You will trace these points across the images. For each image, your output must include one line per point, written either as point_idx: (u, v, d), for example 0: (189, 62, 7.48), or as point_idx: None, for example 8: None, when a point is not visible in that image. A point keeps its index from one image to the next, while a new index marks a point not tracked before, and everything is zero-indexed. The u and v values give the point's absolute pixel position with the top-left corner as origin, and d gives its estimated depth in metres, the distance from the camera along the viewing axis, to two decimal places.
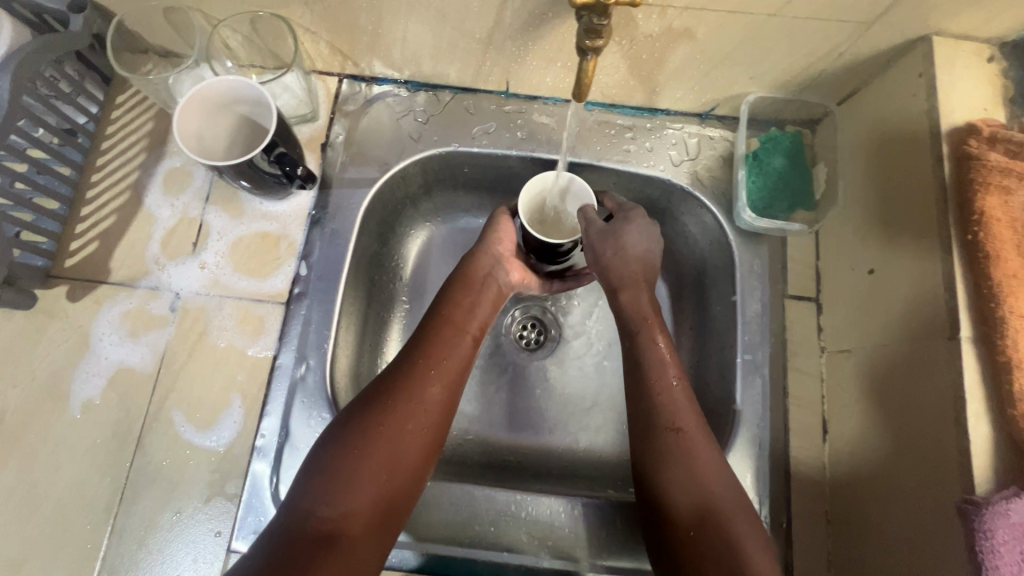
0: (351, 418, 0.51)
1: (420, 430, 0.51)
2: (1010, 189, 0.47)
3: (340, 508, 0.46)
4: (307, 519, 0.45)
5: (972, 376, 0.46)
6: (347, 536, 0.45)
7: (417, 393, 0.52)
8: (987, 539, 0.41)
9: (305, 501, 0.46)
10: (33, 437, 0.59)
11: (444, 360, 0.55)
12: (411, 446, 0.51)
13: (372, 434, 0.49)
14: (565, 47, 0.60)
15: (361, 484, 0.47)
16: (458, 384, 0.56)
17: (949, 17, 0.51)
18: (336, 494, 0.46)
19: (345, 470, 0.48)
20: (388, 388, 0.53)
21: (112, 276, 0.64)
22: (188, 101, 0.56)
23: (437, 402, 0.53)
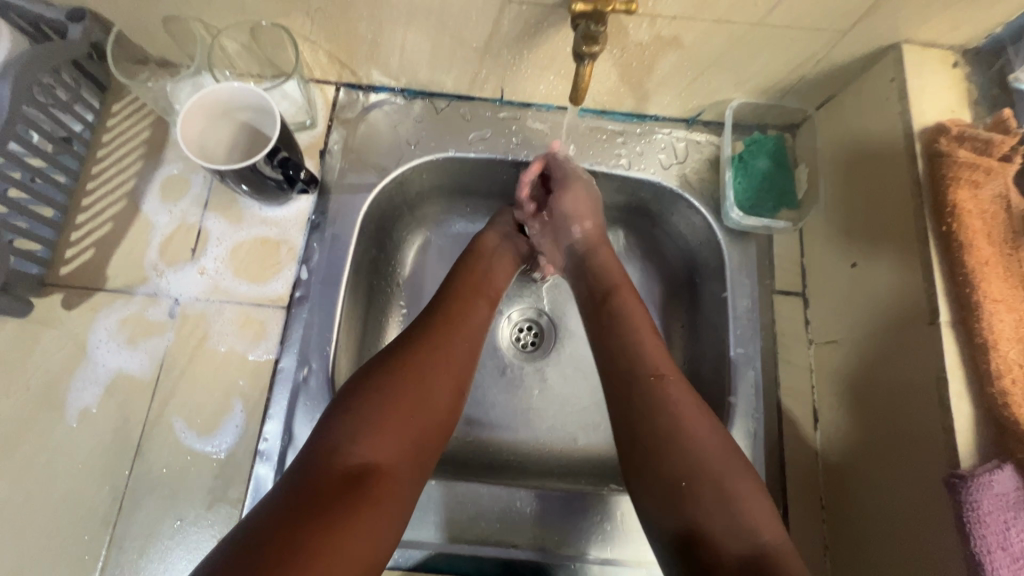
0: (374, 365, 0.52)
1: (444, 376, 0.52)
2: (979, 182, 0.51)
3: (372, 448, 0.46)
4: (341, 455, 0.45)
5: (952, 358, 0.49)
6: (379, 474, 0.45)
7: (440, 343, 0.54)
8: (974, 510, 0.43)
9: (333, 438, 0.46)
10: (27, 449, 0.58)
11: (463, 317, 0.58)
12: (439, 392, 0.51)
13: (397, 379, 0.50)
14: (559, 55, 0.62)
15: (391, 424, 0.48)
16: (475, 341, 0.58)
17: (916, 25, 0.55)
18: (369, 430, 0.47)
19: (375, 407, 0.48)
20: (410, 340, 0.54)
21: (109, 283, 0.63)
22: (192, 106, 0.57)
23: (460, 355, 0.55)
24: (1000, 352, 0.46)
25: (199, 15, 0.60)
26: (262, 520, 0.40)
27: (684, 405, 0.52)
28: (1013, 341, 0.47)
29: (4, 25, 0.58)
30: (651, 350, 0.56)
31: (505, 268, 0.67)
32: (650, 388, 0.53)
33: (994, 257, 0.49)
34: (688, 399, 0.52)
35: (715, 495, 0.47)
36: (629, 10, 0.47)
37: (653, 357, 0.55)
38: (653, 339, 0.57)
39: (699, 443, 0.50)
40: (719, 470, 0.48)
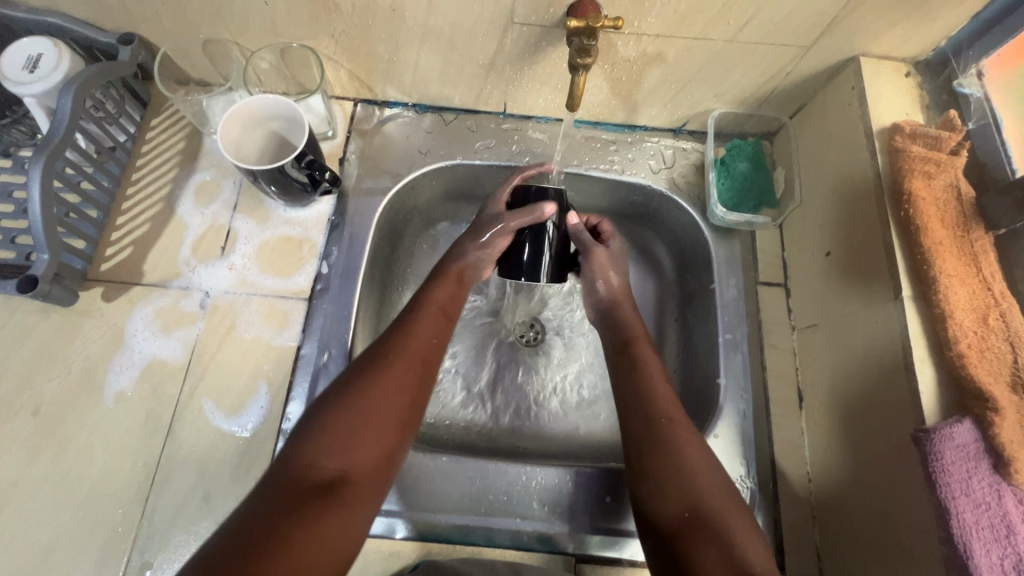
0: (339, 382, 0.55)
1: (404, 389, 0.55)
2: (931, 173, 0.57)
3: (344, 458, 0.50)
4: (311, 469, 0.48)
5: (915, 328, 0.54)
6: (349, 483, 0.49)
7: (397, 356, 0.57)
8: (938, 460, 0.47)
9: (305, 453, 0.49)
10: (67, 428, 0.62)
11: (426, 333, 0.60)
12: (399, 404, 0.54)
13: (360, 392, 0.53)
14: (556, 70, 0.70)
15: (358, 437, 0.51)
16: (435, 342, 0.60)
17: (869, 40, 0.63)
18: (334, 447, 0.50)
19: (341, 424, 0.51)
20: (373, 354, 0.57)
21: (146, 277, 0.69)
22: (232, 115, 0.64)
23: (417, 362, 0.57)
24: (955, 320, 0.51)
25: (236, 38, 0.68)
26: (230, 531, 0.44)
27: (685, 444, 0.54)
28: (967, 310, 0.52)
29: (64, 48, 0.65)
30: (656, 391, 0.59)
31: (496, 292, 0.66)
32: (651, 433, 0.56)
33: (948, 237, 0.55)
34: (691, 440, 0.55)
35: (716, 529, 0.49)
36: (617, 27, 0.54)
37: (657, 401, 0.58)
38: (663, 385, 0.60)
39: (692, 478, 0.52)
40: (722, 507, 0.50)
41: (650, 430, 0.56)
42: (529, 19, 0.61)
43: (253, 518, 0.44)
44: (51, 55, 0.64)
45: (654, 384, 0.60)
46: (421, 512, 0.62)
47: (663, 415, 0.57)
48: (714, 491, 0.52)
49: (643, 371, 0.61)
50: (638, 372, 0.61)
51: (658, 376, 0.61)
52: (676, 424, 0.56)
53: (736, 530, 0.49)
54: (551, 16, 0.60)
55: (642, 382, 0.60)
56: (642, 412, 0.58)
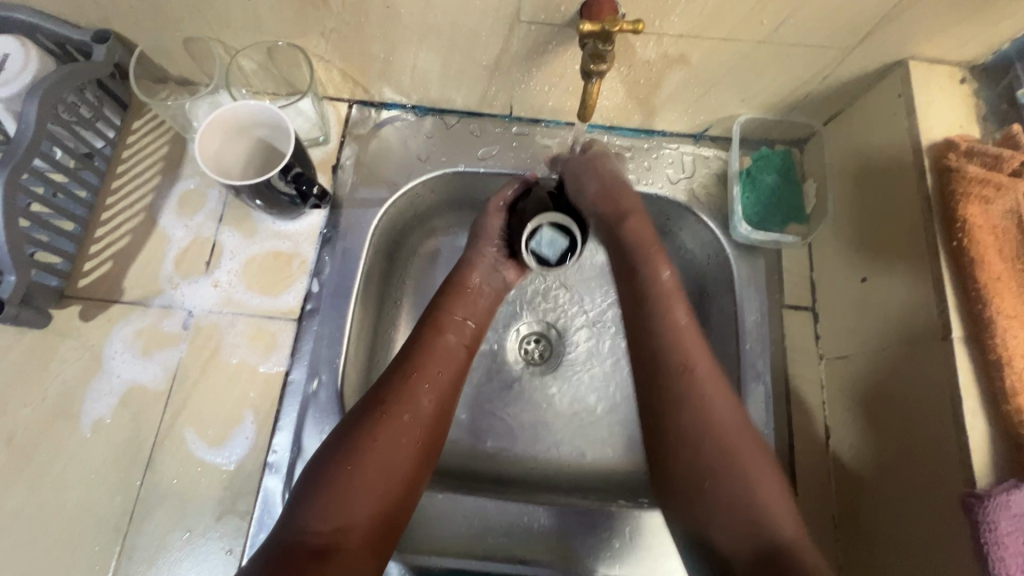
0: (344, 431, 0.51)
1: (409, 441, 0.52)
2: (988, 198, 0.51)
3: (338, 518, 0.47)
4: (307, 533, 0.46)
5: (966, 375, 0.48)
6: (346, 549, 0.46)
7: (404, 401, 0.53)
8: (991, 531, 0.43)
9: (302, 521, 0.47)
10: (43, 458, 0.59)
11: (437, 371, 0.57)
12: (401, 458, 0.51)
13: (364, 447, 0.50)
14: (568, 72, 0.63)
15: (357, 496, 0.48)
16: (447, 386, 0.56)
17: (921, 42, 0.56)
18: (332, 509, 0.47)
19: (337, 482, 0.48)
20: (375, 395, 0.54)
21: (125, 295, 0.65)
22: (210, 125, 0.59)
23: (425, 408, 0.54)
24: (1013, 368, 0.46)
25: (218, 35, 0.63)
26: None
27: (757, 481, 0.51)
28: None
29: (32, 48, 0.60)
30: (729, 430, 0.53)
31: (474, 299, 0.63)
32: (730, 482, 0.51)
33: (1006, 272, 0.49)
34: (767, 484, 0.51)
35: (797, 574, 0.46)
36: (636, 31, 0.48)
37: (727, 445, 0.52)
38: (720, 402, 0.54)
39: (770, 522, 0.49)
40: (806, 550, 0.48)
41: (724, 474, 0.52)
42: (537, 18, 0.55)
43: None
44: (17, 57, 0.59)
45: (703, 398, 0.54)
46: (415, 554, 0.58)
47: (732, 458, 0.52)
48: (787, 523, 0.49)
49: (714, 407, 0.54)
50: (699, 410, 0.54)
51: (732, 410, 0.54)
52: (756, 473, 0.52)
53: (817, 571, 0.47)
54: (562, 14, 0.54)
55: (703, 412, 0.54)
56: (716, 454, 0.52)
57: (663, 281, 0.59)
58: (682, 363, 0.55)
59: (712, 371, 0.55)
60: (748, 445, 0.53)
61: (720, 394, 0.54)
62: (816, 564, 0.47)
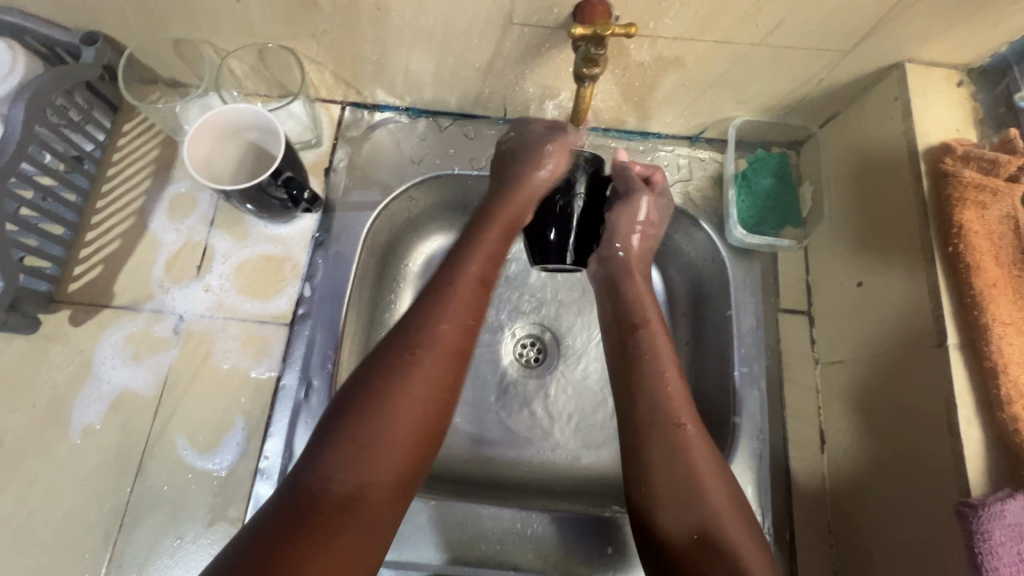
0: (364, 380, 0.48)
1: (433, 388, 0.49)
2: (985, 203, 0.50)
3: (362, 472, 0.44)
4: (328, 485, 0.43)
5: (961, 383, 0.48)
6: (369, 501, 0.44)
7: (426, 343, 0.50)
8: (985, 541, 0.42)
9: (321, 471, 0.43)
10: (33, 464, 0.58)
11: (463, 315, 0.53)
12: (427, 406, 0.48)
13: (389, 392, 0.47)
14: (562, 74, 0.63)
15: (383, 447, 0.45)
16: (470, 324, 0.53)
17: (918, 44, 0.55)
18: (354, 462, 0.44)
19: (360, 432, 0.45)
20: (394, 343, 0.50)
21: (115, 300, 0.64)
22: (198, 128, 0.58)
23: (450, 347, 0.51)
24: (1009, 376, 0.46)
25: (208, 37, 0.62)
26: (244, 543, 0.40)
27: (723, 509, 0.49)
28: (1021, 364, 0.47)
29: (19, 50, 0.59)
30: (717, 496, 0.50)
31: (489, 251, 0.58)
32: (718, 548, 0.47)
33: (1002, 278, 0.49)
34: (754, 551, 0.47)
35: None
36: (628, 35, 0.47)
37: (690, 447, 0.52)
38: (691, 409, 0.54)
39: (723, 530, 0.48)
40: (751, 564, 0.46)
41: (714, 542, 0.48)
42: (530, 20, 0.54)
43: (267, 535, 0.40)
44: (5, 60, 0.58)
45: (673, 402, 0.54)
46: (406, 561, 0.58)
47: (693, 463, 0.51)
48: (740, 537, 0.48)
49: (703, 465, 0.51)
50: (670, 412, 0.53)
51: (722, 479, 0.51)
52: (743, 540, 0.48)
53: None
54: (555, 16, 0.53)
55: (694, 471, 0.50)
56: (705, 516, 0.49)
57: (659, 346, 0.57)
58: (675, 418, 0.53)
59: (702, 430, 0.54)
60: (733, 509, 0.50)
61: (709, 451, 0.52)
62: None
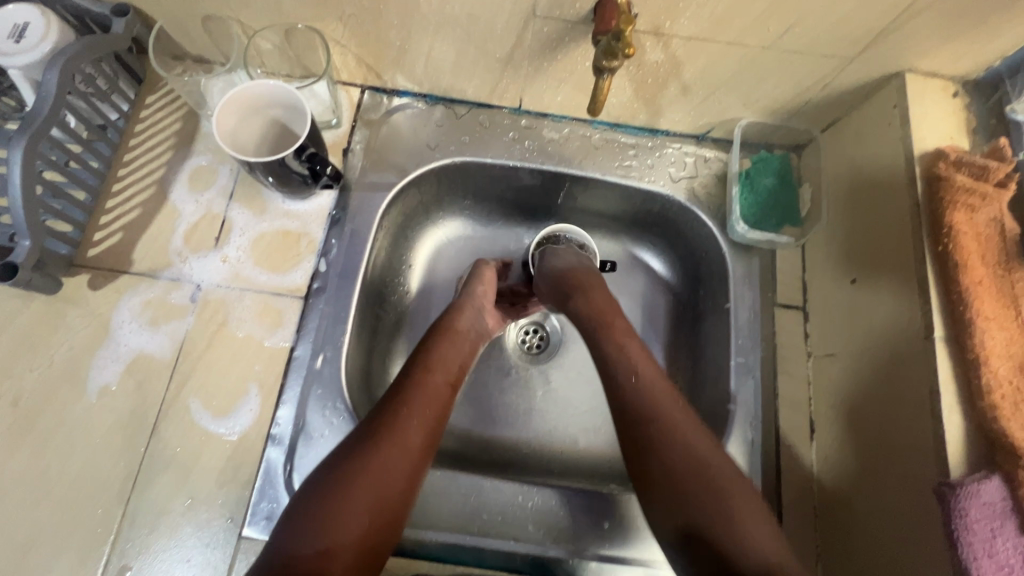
0: (336, 460, 0.50)
1: (398, 469, 0.50)
2: (975, 206, 0.54)
3: (325, 543, 0.44)
4: (292, 558, 0.43)
5: (945, 373, 0.51)
6: (331, 575, 0.43)
7: (394, 427, 0.52)
8: (961, 518, 0.45)
9: (290, 540, 0.44)
10: (49, 422, 0.60)
11: (428, 407, 0.55)
12: (392, 488, 0.49)
13: (353, 471, 0.48)
14: (578, 68, 0.65)
15: (346, 519, 0.46)
16: (438, 414, 0.56)
17: (918, 55, 0.58)
18: (316, 532, 0.45)
19: (324, 506, 0.46)
20: (367, 427, 0.52)
21: (134, 266, 0.66)
22: (227, 104, 0.59)
23: (416, 446, 0.52)
24: (990, 368, 0.49)
25: (237, 15, 0.64)
26: None
27: (702, 446, 0.51)
28: (1003, 358, 0.49)
29: (53, 18, 0.60)
30: (728, 480, 0.49)
31: (460, 362, 0.62)
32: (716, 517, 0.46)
33: (987, 276, 0.52)
34: (754, 520, 0.46)
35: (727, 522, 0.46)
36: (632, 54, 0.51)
37: (695, 460, 0.50)
38: (646, 370, 0.57)
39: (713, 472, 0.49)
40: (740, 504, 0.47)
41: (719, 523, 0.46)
42: (551, 13, 0.56)
43: None
44: (39, 26, 0.59)
45: (666, 429, 0.52)
46: (410, 529, 0.60)
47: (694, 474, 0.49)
48: (720, 468, 0.49)
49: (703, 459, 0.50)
50: (661, 434, 0.52)
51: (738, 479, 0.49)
52: (733, 499, 0.47)
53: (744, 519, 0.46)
54: (576, 11, 0.56)
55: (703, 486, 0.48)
56: (694, 470, 0.49)
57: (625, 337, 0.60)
58: (650, 409, 0.53)
59: (674, 402, 0.54)
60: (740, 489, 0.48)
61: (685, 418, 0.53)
62: (761, 532, 0.45)
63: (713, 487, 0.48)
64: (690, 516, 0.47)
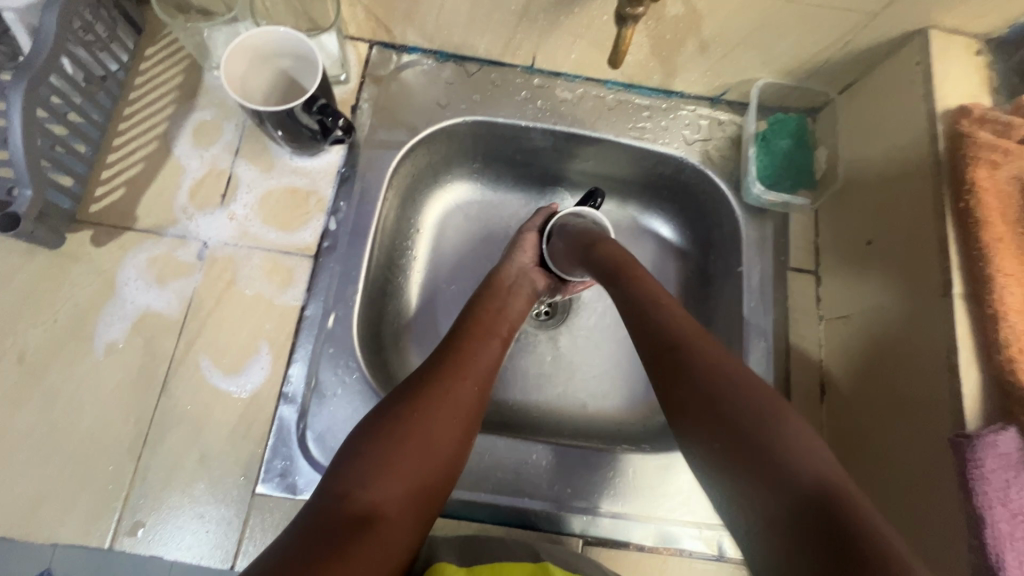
0: (390, 408, 0.52)
1: (449, 421, 0.52)
2: (997, 162, 0.53)
3: (379, 488, 0.47)
4: (351, 501, 0.45)
5: (963, 329, 0.51)
6: (387, 517, 0.45)
7: (449, 384, 0.54)
8: (977, 467, 0.46)
9: (348, 483, 0.47)
10: (55, 379, 0.59)
11: (481, 364, 0.58)
12: (445, 437, 0.52)
13: (408, 421, 0.51)
14: (594, 22, 0.63)
15: (400, 464, 0.48)
16: (484, 382, 0.57)
17: (944, 11, 0.57)
18: (373, 476, 0.47)
19: (381, 452, 0.48)
20: (421, 379, 0.55)
21: (138, 223, 0.64)
22: (237, 47, 0.57)
23: (467, 401, 0.54)
24: (1008, 323, 0.49)
25: None
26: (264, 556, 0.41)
27: (733, 370, 0.48)
28: (1020, 313, 0.50)
29: None
30: (764, 400, 0.45)
31: (510, 323, 0.64)
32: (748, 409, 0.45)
33: (1009, 234, 0.52)
34: (801, 433, 0.44)
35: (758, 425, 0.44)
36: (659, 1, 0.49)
37: (718, 380, 0.47)
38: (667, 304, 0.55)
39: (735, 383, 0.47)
40: (774, 404, 0.45)
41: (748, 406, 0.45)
42: None
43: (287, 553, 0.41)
44: None
45: (691, 344, 0.50)
46: None
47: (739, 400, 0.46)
48: (746, 388, 0.46)
49: (742, 401, 0.45)
50: (696, 371, 0.49)
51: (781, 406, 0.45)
52: (769, 412, 0.45)
53: (789, 421, 0.44)
54: None
55: (734, 407, 0.45)
56: (719, 396, 0.46)
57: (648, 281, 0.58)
58: (678, 340, 0.51)
59: (702, 336, 0.51)
60: (784, 411, 0.45)
61: (718, 354, 0.49)
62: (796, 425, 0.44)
63: (753, 409, 0.45)
64: (723, 425, 0.45)
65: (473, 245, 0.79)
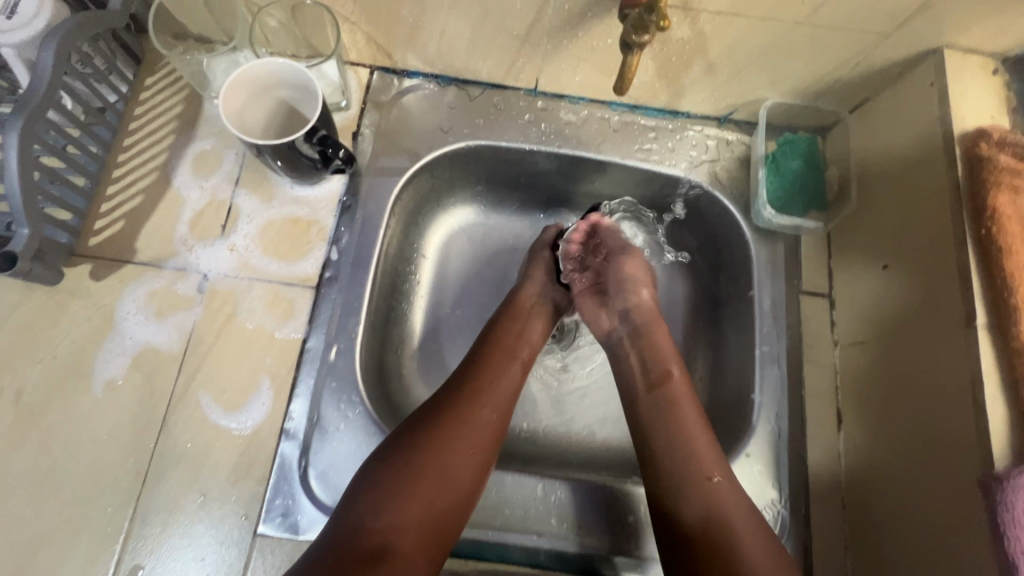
0: (406, 435, 0.51)
1: (467, 451, 0.51)
2: (1019, 188, 0.51)
3: (392, 519, 0.46)
4: (361, 532, 0.45)
5: (988, 362, 0.49)
6: (399, 551, 0.45)
7: (467, 413, 0.53)
8: (1008, 511, 0.44)
9: (362, 513, 0.46)
10: (53, 417, 0.58)
11: (501, 390, 0.56)
12: (462, 468, 0.50)
13: (423, 450, 0.49)
14: (598, 46, 0.62)
15: (415, 495, 0.47)
16: (505, 408, 0.56)
17: (960, 31, 0.55)
18: (387, 506, 0.46)
19: (395, 482, 0.47)
20: (439, 405, 0.53)
21: (138, 256, 0.63)
22: (234, 84, 0.57)
23: (485, 430, 0.53)
24: None
25: None
26: None
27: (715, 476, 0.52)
28: None
29: None
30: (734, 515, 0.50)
31: (530, 346, 0.62)
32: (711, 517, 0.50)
33: None
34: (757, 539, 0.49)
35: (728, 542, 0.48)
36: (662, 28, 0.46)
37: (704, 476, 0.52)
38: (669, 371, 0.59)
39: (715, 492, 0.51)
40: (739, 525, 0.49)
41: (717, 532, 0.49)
42: None
43: None
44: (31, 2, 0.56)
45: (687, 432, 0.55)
46: None
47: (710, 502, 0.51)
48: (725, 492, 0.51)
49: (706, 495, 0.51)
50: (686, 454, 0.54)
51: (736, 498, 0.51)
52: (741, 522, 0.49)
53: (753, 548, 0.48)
54: None
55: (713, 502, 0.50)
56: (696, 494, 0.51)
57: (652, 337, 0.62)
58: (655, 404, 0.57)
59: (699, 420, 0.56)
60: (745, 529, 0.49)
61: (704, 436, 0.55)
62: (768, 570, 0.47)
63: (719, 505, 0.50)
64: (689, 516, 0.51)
65: (478, 269, 0.77)
